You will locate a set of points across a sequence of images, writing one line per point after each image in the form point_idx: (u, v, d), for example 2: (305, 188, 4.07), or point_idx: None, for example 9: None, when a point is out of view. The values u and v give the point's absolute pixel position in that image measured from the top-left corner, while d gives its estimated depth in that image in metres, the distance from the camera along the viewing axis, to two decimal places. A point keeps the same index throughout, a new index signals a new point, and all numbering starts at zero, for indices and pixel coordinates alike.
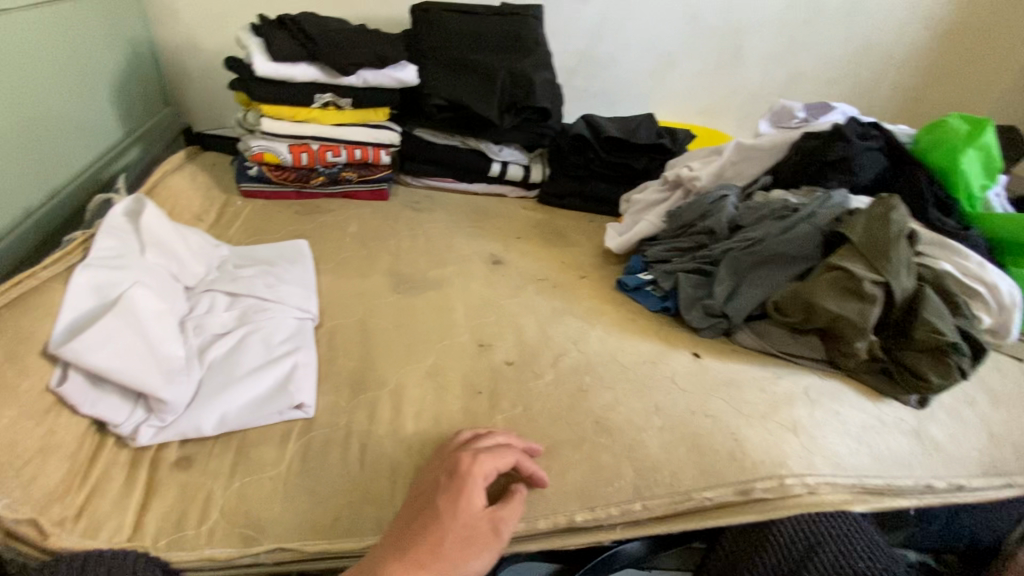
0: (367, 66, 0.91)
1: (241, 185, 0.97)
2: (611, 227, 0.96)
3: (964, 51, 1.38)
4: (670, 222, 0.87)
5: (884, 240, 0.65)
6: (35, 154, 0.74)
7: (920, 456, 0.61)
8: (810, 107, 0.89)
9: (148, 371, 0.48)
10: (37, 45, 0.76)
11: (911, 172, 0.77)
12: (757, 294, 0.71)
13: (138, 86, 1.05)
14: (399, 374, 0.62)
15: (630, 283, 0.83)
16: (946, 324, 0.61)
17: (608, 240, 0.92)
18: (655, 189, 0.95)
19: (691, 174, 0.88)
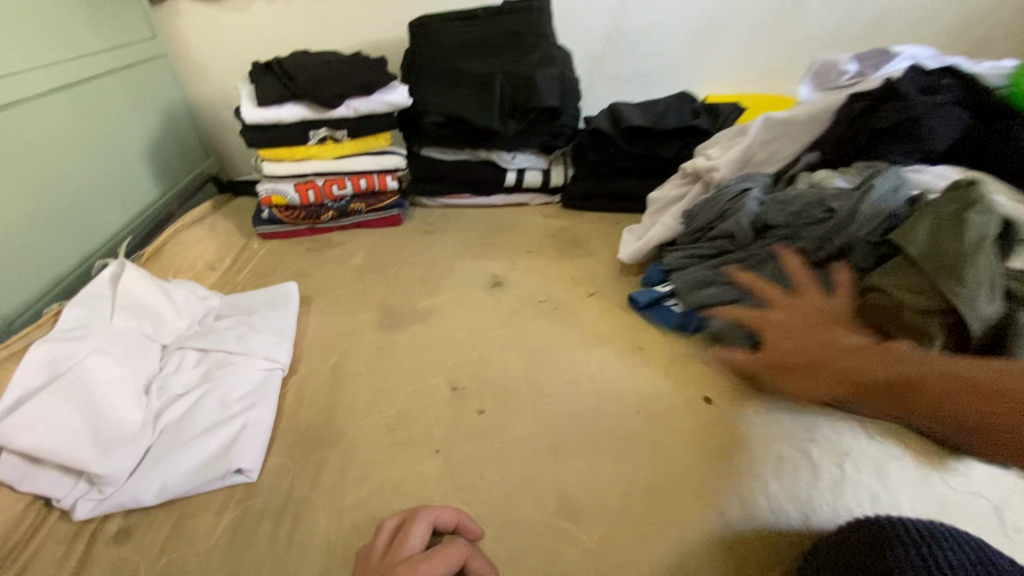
0: (353, 95, 0.89)
1: (257, 228, 1.00)
2: (628, 231, 0.84)
3: None
4: (688, 224, 0.75)
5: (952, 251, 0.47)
6: (66, 225, 0.82)
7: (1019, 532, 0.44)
8: (864, 55, 0.73)
9: (82, 446, 0.49)
10: (61, 125, 0.84)
11: (1002, 125, 0.59)
12: None
13: (174, 145, 1.14)
14: (358, 428, 0.57)
15: (642, 299, 0.71)
16: None
17: (620, 251, 0.81)
18: (675, 184, 0.82)
19: (709, 163, 0.75)
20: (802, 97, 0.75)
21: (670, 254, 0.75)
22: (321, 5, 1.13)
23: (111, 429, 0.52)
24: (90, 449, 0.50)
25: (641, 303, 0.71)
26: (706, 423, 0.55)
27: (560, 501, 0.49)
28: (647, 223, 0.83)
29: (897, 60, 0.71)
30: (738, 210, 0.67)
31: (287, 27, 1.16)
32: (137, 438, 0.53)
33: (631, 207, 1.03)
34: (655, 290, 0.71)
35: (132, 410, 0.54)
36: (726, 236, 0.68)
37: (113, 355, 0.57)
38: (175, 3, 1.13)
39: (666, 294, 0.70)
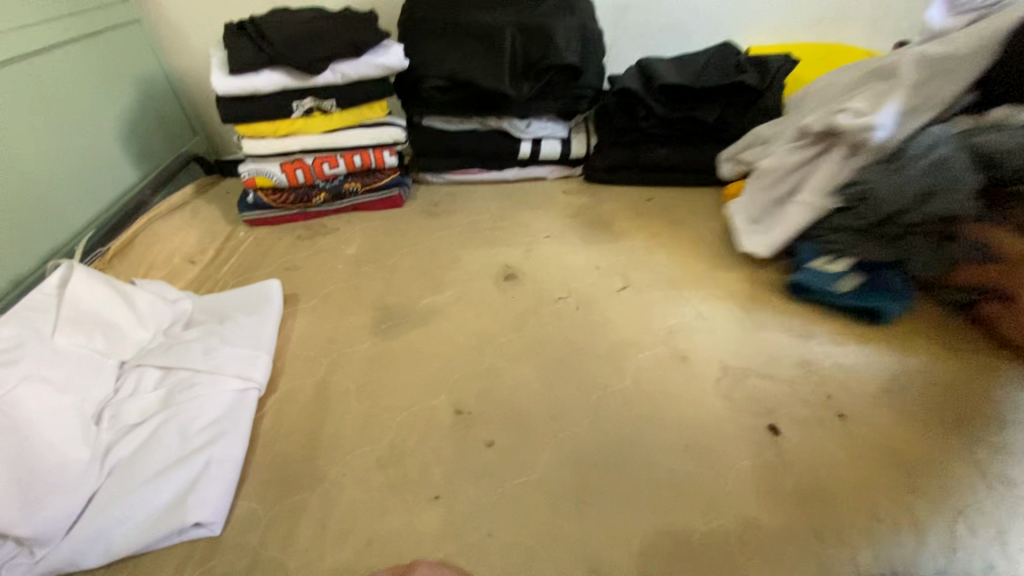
0: (340, 58, 0.77)
1: (242, 214, 0.90)
2: (735, 209, 0.69)
3: None
4: (833, 199, 0.59)
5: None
6: (24, 218, 0.73)
7: None
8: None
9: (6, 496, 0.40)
10: (13, 103, 0.74)
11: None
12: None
13: (154, 123, 1.04)
14: (344, 463, 0.48)
15: (818, 287, 0.57)
16: None
17: (744, 243, 0.65)
18: (788, 146, 0.66)
19: (858, 120, 0.56)
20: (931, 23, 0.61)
21: (820, 237, 0.59)
22: None
23: (45, 472, 0.43)
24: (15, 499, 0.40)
25: (816, 289, 0.57)
26: (772, 460, 0.44)
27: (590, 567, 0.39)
28: (761, 199, 0.67)
29: None
30: (952, 183, 0.50)
31: None
32: (76, 484, 0.44)
33: (664, 180, 0.89)
34: (825, 277, 0.57)
35: (74, 449, 0.45)
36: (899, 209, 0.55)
37: (53, 380, 0.48)
38: None
39: (838, 280, 0.56)
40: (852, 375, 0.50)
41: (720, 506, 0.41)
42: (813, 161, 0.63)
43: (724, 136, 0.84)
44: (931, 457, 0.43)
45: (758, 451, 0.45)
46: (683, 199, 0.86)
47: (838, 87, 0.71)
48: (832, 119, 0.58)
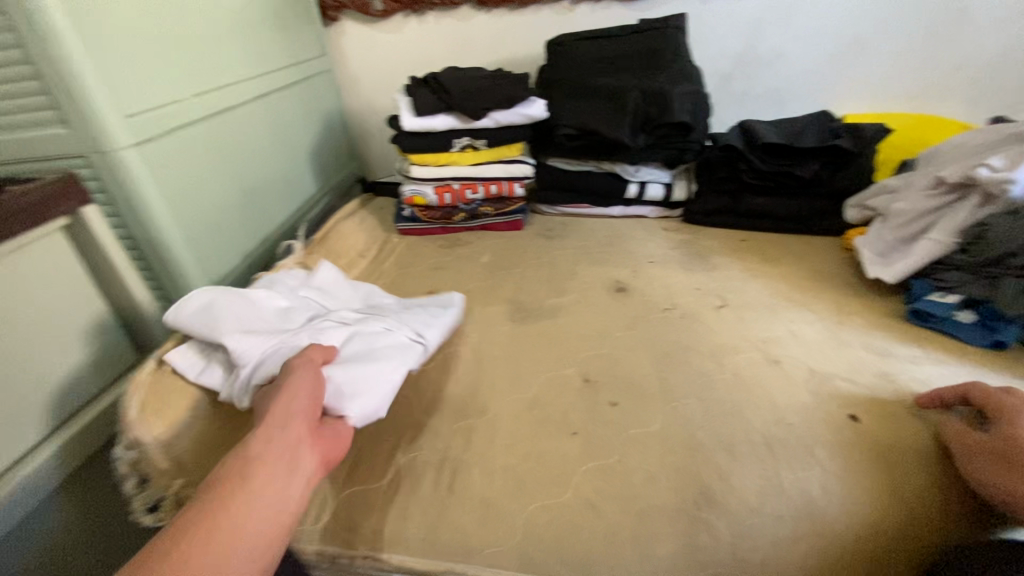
0: (498, 108, 0.97)
1: (398, 225, 1.12)
2: (864, 247, 0.82)
3: None
4: (965, 240, 0.70)
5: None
6: (253, 212, 0.98)
7: None
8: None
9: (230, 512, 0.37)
10: (257, 129, 1.00)
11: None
12: None
13: (330, 150, 1.30)
14: (502, 404, 0.63)
15: (932, 312, 0.69)
16: None
17: (870, 270, 0.78)
18: (922, 195, 0.77)
19: (995, 173, 0.68)
20: None
21: (945, 273, 0.71)
22: (466, 26, 1.24)
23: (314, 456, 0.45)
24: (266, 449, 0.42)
25: (932, 316, 0.69)
26: (850, 436, 0.54)
27: (699, 492, 0.50)
28: (891, 236, 0.79)
29: None
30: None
31: (433, 46, 1.28)
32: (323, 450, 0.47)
33: (757, 225, 1.02)
34: (939, 304, 0.69)
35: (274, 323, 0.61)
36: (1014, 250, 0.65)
37: (285, 314, 0.64)
38: (342, 25, 1.29)
39: (955, 307, 0.68)
40: (925, 386, 0.60)
41: (804, 463, 0.52)
42: (947, 207, 0.74)
43: (815, 192, 0.97)
44: None
45: (836, 429, 0.55)
46: (773, 242, 0.98)
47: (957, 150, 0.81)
48: (969, 171, 0.70)
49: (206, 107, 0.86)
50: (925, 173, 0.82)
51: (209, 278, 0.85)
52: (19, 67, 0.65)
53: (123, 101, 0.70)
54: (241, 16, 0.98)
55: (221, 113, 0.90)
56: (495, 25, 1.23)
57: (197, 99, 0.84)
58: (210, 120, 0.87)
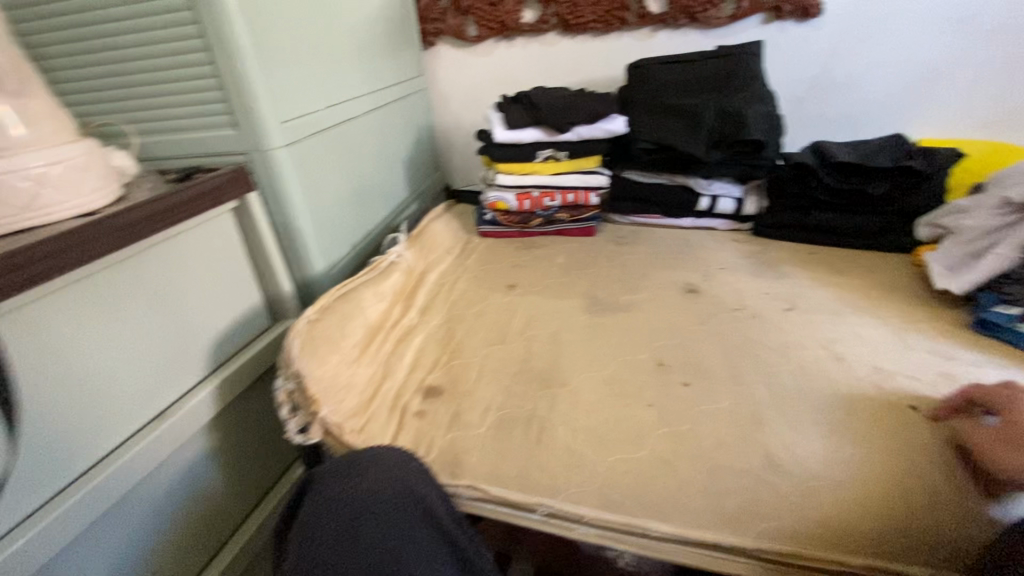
0: (581, 123, 1.07)
1: (481, 227, 1.24)
2: (932, 259, 0.85)
3: None
4: None
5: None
6: (362, 207, 1.12)
7: None
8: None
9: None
10: (369, 136, 1.16)
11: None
12: None
13: (422, 159, 1.45)
14: (581, 379, 0.72)
15: (1000, 323, 0.72)
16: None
17: (938, 282, 0.81)
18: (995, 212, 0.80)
19: None
20: None
21: (1012, 287, 0.74)
22: (551, 50, 1.36)
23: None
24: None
25: (997, 326, 0.72)
26: (911, 424, 0.59)
27: (765, 460, 0.56)
28: (961, 251, 0.82)
29: None
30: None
31: (520, 68, 1.41)
32: None
33: (826, 240, 1.06)
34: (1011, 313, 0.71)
35: None
36: None
37: None
38: (438, 49, 1.45)
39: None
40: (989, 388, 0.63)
41: (864, 444, 0.57)
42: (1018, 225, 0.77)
43: (885, 211, 1.00)
44: None
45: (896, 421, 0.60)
46: (841, 257, 1.01)
47: None
48: None
49: (334, 117, 1.01)
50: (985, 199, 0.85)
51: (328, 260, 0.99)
52: (208, 80, 0.81)
53: (280, 109, 0.86)
54: (363, 41, 1.15)
55: (344, 122, 1.05)
56: (577, 49, 1.35)
57: (329, 110, 0.99)
58: (336, 128, 1.02)
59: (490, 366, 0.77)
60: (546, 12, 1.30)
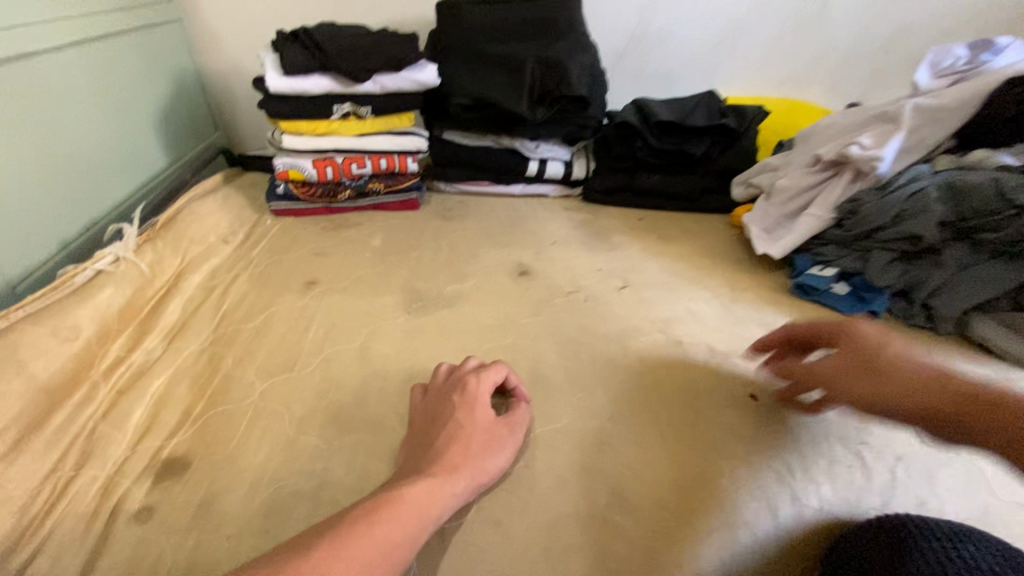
0: (382, 71, 0.86)
1: (271, 204, 0.96)
2: (749, 221, 0.84)
3: None
4: (843, 216, 0.74)
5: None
6: (73, 191, 0.78)
7: None
8: (970, 44, 0.79)
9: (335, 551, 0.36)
10: (74, 85, 0.80)
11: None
12: (978, 293, 0.63)
13: (186, 116, 1.10)
14: (394, 413, 0.55)
15: (814, 287, 0.72)
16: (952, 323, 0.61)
17: (757, 246, 0.80)
18: (803, 172, 0.81)
19: (865, 151, 0.72)
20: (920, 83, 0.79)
21: (823, 249, 0.75)
22: None
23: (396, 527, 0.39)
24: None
25: (815, 289, 0.72)
26: (752, 416, 0.55)
27: (611, 494, 0.48)
28: (775, 212, 0.82)
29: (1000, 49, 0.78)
30: (921, 210, 0.65)
31: None
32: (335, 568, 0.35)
33: (655, 204, 1.02)
34: (822, 275, 0.72)
35: None
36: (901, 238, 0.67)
37: None
38: None
39: (836, 278, 0.72)
40: None
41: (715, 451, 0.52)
42: (823, 184, 0.78)
43: (706, 171, 0.98)
44: (876, 418, 0.55)
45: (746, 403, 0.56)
46: (670, 221, 0.98)
47: (839, 126, 0.84)
48: (844, 150, 0.73)
49: None
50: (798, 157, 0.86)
51: None
52: None
53: None
54: None
55: (13, 61, 0.70)
56: None
57: None
58: None
59: (270, 409, 0.56)
60: None
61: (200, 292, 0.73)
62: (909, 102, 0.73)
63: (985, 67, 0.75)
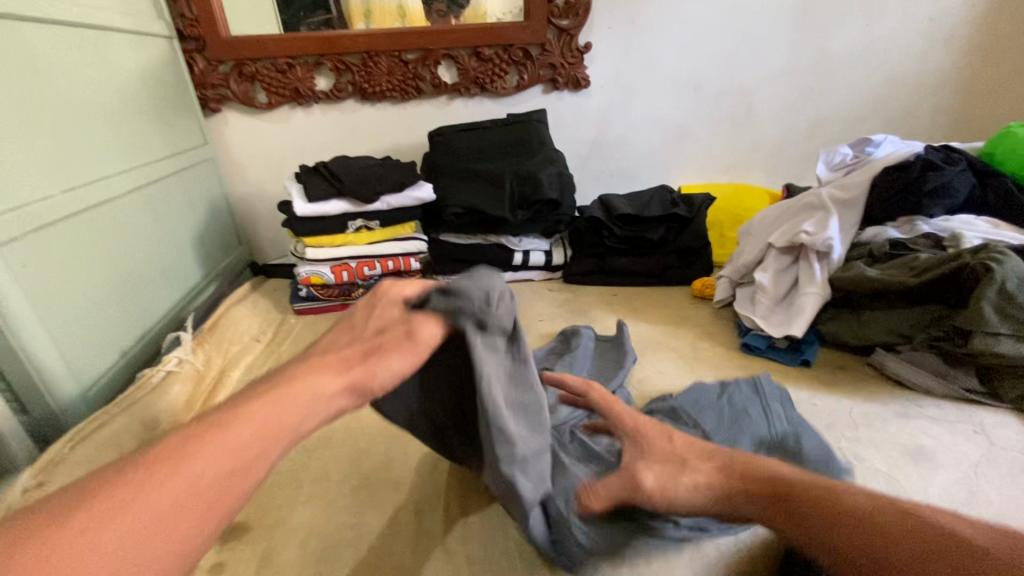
0: (388, 192, 1.05)
1: (294, 305, 1.11)
2: (746, 312, 0.90)
3: (982, 71, 1.43)
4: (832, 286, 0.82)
5: (1015, 304, 0.66)
6: (132, 307, 0.92)
7: (974, 447, 0.65)
8: (851, 145, 0.97)
9: (243, 418, 0.38)
10: (136, 220, 0.97)
11: (998, 180, 0.83)
12: (890, 330, 0.78)
13: (217, 234, 1.28)
14: (416, 473, 0.66)
15: (757, 345, 0.85)
16: (888, 360, 0.77)
17: (772, 330, 0.84)
18: (773, 260, 0.90)
19: (815, 236, 0.83)
20: (820, 175, 0.96)
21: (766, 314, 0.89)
22: (351, 117, 1.33)
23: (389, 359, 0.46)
24: (209, 461, 0.35)
25: (758, 347, 0.85)
26: None
27: None
28: (768, 299, 0.88)
29: (879, 144, 0.95)
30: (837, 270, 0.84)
31: (320, 133, 1.34)
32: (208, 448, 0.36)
33: (625, 282, 1.18)
34: (763, 335, 0.86)
35: None
36: (837, 293, 0.84)
37: None
38: (225, 116, 1.31)
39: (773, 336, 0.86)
40: None
41: None
42: (795, 267, 0.88)
43: (665, 251, 1.16)
44: None
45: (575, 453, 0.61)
46: (640, 294, 1.14)
47: (769, 218, 0.96)
48: (796, 238, 0.85)
49: (76, 203, 0.82)
50: (748, 245, 0.96)
51: (80, 382, 0.79)
52: None
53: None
54: (112, 110, 0.97)
55: (93, 207, 0.86)
56: (378, 116, 1.34)
57: (66, 196, 0.80)
58: (82, 215, 0.83)
59: (311, 478, 0.66)
60: (341, 80, 1.27)
61: (241, 385, 0.85)
62: (825, 192, 0.87)
63: (870, 157, 0.93)
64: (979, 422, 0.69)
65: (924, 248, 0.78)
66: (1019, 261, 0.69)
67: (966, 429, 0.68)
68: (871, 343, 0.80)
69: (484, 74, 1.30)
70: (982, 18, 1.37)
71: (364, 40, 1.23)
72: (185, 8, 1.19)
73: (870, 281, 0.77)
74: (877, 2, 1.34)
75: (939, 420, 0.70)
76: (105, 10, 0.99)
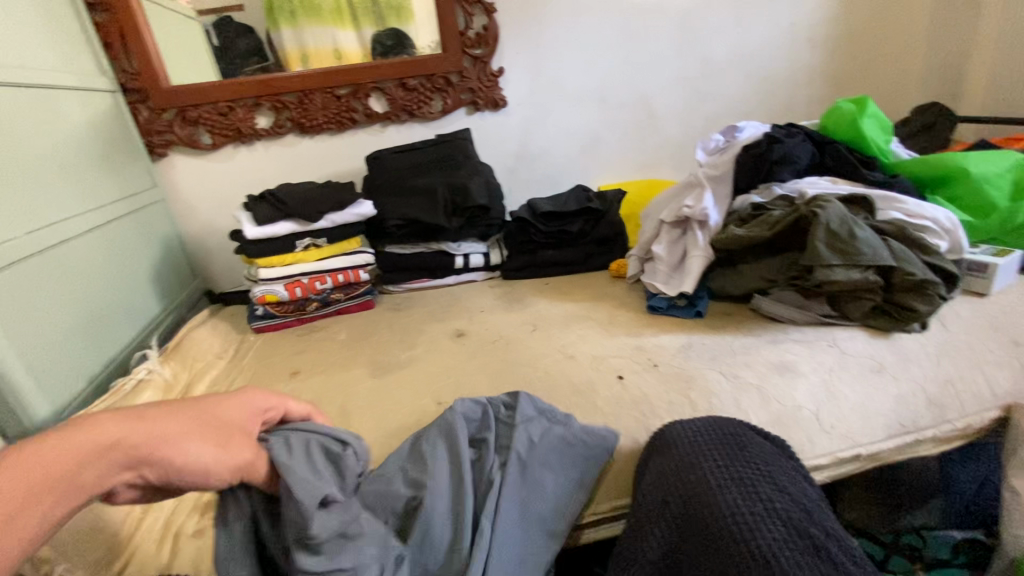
0: (331, 211, 1.16)
1: (252, 324, 1.20)
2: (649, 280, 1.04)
3: (838, 65, 1.68)
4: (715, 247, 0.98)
5: (841, 240, 0.82)
6: (96, 337, 0.99)
7: (825, 356, 0.81)
8: (722, 131, 1.13)
9: (70, 438, 0.42)
10: (94, 258, 1.04)
11: (834, 147, 1.01)
12: (761, 277, 0.94)
13: (173, 269, 1.36)
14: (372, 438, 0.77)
15: (660, 304, 1.00)
16: (764, 302, 0.93)
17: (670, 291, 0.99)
18: (667, 233, 1.06)
19: (694, 208, 0.99)
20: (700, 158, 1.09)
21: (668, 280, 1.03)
22: (293, 150, 1.44)
23: (200, 446, 0.47)
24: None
25: (662, 307, 1.00)
26: (620, 389, 0.79)
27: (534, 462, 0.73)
28: (665, 266, 1.03)
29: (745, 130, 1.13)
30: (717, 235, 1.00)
31: (265, 168, 1.45)
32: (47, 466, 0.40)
33: (555, 273, 1.33)
34: (665, 296, 1.01)
35: None
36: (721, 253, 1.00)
37: None
38: (171, 159, 1.40)
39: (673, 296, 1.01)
40: (662, 348, 0.89)
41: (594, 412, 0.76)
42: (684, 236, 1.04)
43: (586, 240, 1.31)
44: (700, 372, 0.81)
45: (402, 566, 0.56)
46: (569, 281, 1.28)
47: (662, 200, 1.12)
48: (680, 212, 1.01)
49: (38, 244, 0.89)
50: (648, 224, 1.12)
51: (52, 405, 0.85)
52: None
53: None
54: (65, 160, 1.05)
55: (53, 246, 0.94)
56: (318, 147, 1.45)
57: (28, 237, 0.88)
58: (43, 254, 0.90)
59: None
60: (280, 117, 1.39)
61: None
62: (700, 171, 1.04)
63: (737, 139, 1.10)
64: (833, 338, 0.84)
65: (779, 207, 0.95)
66: (840, 206, 0.86)
67: (821, 344, 0.83)
68: (750, 290, 0.95)
69: (411, 102, 1.44)
70: (832, 21, 1.62)
71: (298, 80, 1.36)
72: (126, 65, 1.29)
73: (739, 239, 0.93)
74: (745, 15, 1.57)
75: (801, 341, 0.85)
76: (53, 71, 1.08)
